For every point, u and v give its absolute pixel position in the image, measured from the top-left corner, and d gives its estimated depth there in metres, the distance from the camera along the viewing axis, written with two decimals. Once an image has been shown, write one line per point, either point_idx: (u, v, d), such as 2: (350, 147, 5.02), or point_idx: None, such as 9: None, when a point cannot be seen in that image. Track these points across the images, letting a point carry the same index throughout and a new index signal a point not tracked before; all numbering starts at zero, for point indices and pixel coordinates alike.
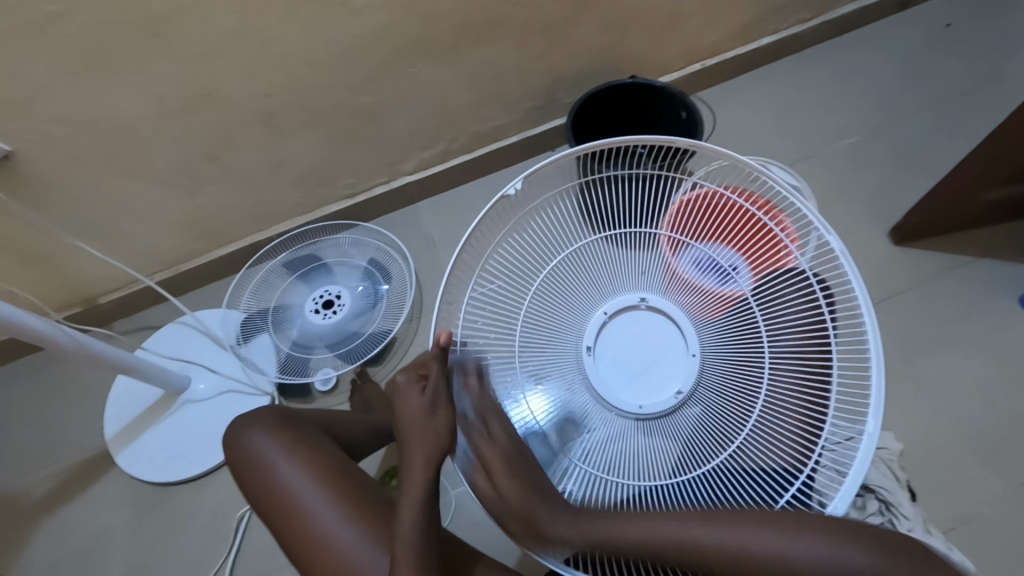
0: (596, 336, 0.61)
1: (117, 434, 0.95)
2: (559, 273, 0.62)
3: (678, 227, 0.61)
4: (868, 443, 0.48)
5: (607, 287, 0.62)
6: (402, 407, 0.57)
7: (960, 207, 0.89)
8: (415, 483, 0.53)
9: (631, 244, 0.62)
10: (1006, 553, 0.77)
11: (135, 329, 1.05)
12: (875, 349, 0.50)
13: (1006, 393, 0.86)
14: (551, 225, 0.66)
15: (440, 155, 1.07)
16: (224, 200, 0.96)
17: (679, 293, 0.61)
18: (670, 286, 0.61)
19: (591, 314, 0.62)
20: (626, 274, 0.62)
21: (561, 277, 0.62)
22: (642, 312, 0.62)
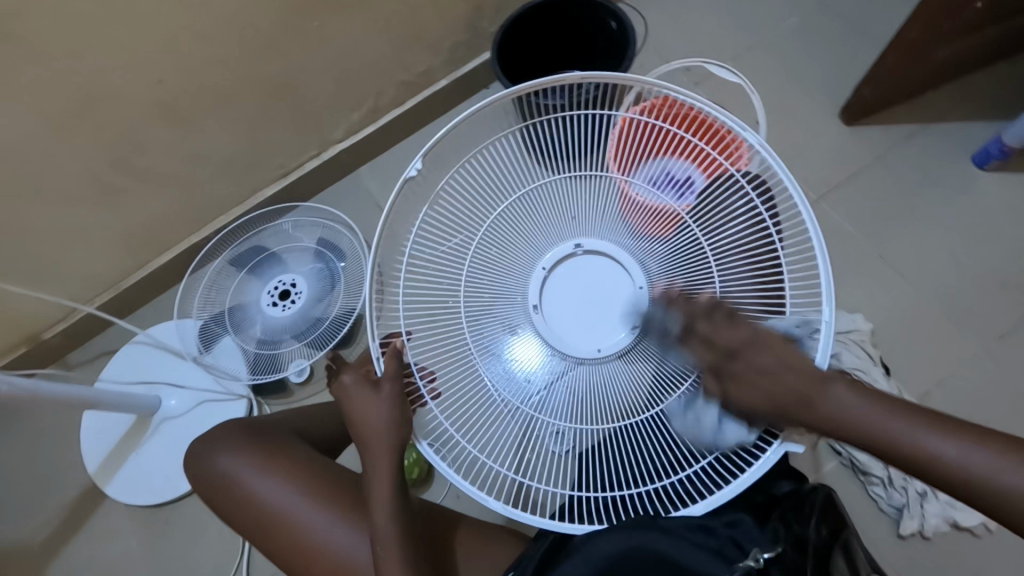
0: (541, 293, 0.60)
1: (100, 468, 0.92)
2: (495, 233, 0.60)
3: (616, 158, 0.59)
4: (829, 330, 0.48)
5: (543, 242, 0.60)
6: (351, 404, 0.52)
7: (910, 73, 0.86)
8: (383, 475, 0.51)
9: (564, 190, 0.60)
10: (978, 403, 0.81)
11: (90, 358, 1.00)
12: (817, 239, 0.50)
13: (967, 254, 0.88)
14: (476, 183, 0.63)
15: (369, 114, 1.00)
16: (145, 207, 0.89)
17: (613, 235, 0.60)
18: (604, 229, 0.60)
19: (532, 273, 0.60)
20: (561, 224, 0.60)
21: (497, 236, 0.60)
22: (581, 259, 0.60)
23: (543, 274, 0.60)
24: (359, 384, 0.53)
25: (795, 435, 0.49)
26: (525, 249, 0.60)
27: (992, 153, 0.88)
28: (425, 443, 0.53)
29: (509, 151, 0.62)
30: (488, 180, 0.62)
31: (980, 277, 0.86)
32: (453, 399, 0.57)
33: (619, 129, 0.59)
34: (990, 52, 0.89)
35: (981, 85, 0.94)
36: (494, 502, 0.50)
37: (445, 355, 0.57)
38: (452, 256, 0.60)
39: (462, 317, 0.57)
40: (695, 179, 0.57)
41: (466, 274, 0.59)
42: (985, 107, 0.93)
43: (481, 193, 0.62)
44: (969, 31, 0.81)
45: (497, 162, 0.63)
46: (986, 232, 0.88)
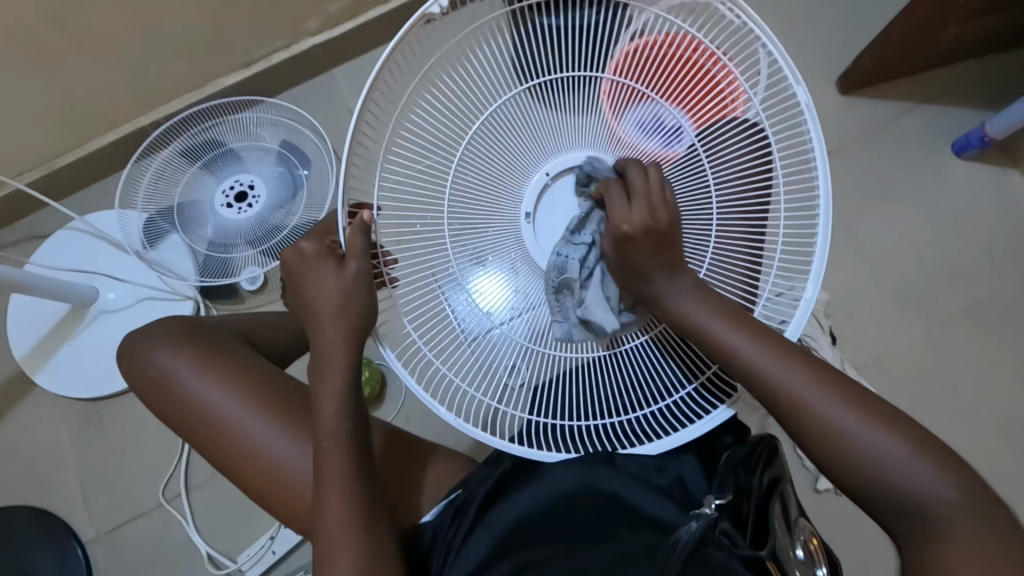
0: (537, 202, 0.57)
1: (29, 354, 0.87)
2: (492, 137, 0.55)
3: (630, 73, 0.53)
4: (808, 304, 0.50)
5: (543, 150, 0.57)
6: (312, 282, 0.50)
7: (913, 47, 0.84)
8: (337, 368, 0.49)
9: (573, 98, 0.55)
10: (908, 380, 0.86)
11: (19, 239, 0.92)
12: (825, 201, 0.49)
13: (928, 239, 0.90)
14: (478, 70, 0.55)
15: (349, 8, 0.91)
16: (86, 77, 0.79)
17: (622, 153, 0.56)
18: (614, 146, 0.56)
19: (529, 176, 0.57)
20: (564, 134, 0.56)
21: (491, 140, 0.55)
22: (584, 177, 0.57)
23: (545, 180, 0.57)
24: (325, 258, 0.50)
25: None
26: (522, 162, 0.57)
27: (972, 143, 0.89)
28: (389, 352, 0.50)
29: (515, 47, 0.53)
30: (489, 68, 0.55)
31: (934, 263, 0.89)
32: (416, 304, 0.55)
33: (631, 47, 0.52)
34: (993, 39, 0.88)
35: (976, 73, 0.93)
36: (444, 411, 0.50)
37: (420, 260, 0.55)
38: (438, 152, 0.56)
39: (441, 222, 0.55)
40: (694, 121, 0.53)
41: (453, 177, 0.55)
42: (975, 96, 0.93)
43: (484, 83, 0.55)
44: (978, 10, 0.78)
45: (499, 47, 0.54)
46: (949, 221, 0.91)
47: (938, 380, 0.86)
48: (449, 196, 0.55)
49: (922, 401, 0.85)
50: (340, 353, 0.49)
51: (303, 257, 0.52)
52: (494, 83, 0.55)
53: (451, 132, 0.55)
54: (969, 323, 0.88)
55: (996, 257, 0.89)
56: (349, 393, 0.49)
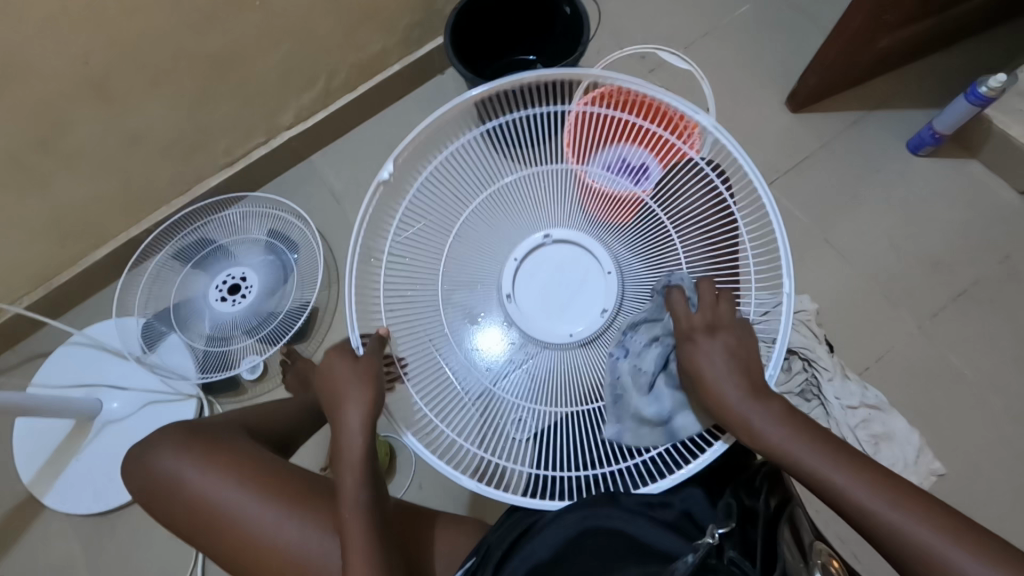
0: (514, 283, 0.61)
1: (36, 475, 0.87)
2: (470, 218, 0.61)
3: (586, 137, 0.59)
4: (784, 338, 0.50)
5: (521, 224, 0.62)
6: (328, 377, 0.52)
7: (851, 60, 0.89)
8: (353, 445, 0.49)
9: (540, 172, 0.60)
10: (912, 377, 0.86)
11: (21, 360, 0.94)
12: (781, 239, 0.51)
13: (903, 235, 0.92)
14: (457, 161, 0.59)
15: (320, 99, 0.96)
16: (75, 197, 0.83)
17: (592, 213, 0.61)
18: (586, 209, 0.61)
19: (505, 262, 0.61)
20: (538, 206, 0.61)
21: (472, 219, 0.61)
22: (553, 248, 0.62)
23: (517, 265, 0.61)
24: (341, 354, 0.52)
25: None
26: (503, 232, 0.62)
27: (925, 141, 0.93)
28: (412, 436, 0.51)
29: (479, 140, 0.59)
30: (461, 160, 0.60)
31: (914, 258, 0.91)
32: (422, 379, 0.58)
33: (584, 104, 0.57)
34: (925, 42, 0.93)
35: (916, 74, 0.98)
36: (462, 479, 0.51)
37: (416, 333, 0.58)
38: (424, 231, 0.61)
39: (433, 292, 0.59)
40: (657, 159, 0.58)
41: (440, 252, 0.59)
42: (920, 95, 0.98)
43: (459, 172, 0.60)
44: (904, 20, 0.83)
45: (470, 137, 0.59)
46: (919, 216, 0.93)
47: (940, 371, 0.86)
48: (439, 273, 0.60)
49: (930, 395, 0.85)
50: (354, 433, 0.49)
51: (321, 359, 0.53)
52: (473, 166, 0.60)
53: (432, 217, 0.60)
54: (960, 311, 0.89)
55: (972, 244, 0.91)
56: (368, 472, 0.49)
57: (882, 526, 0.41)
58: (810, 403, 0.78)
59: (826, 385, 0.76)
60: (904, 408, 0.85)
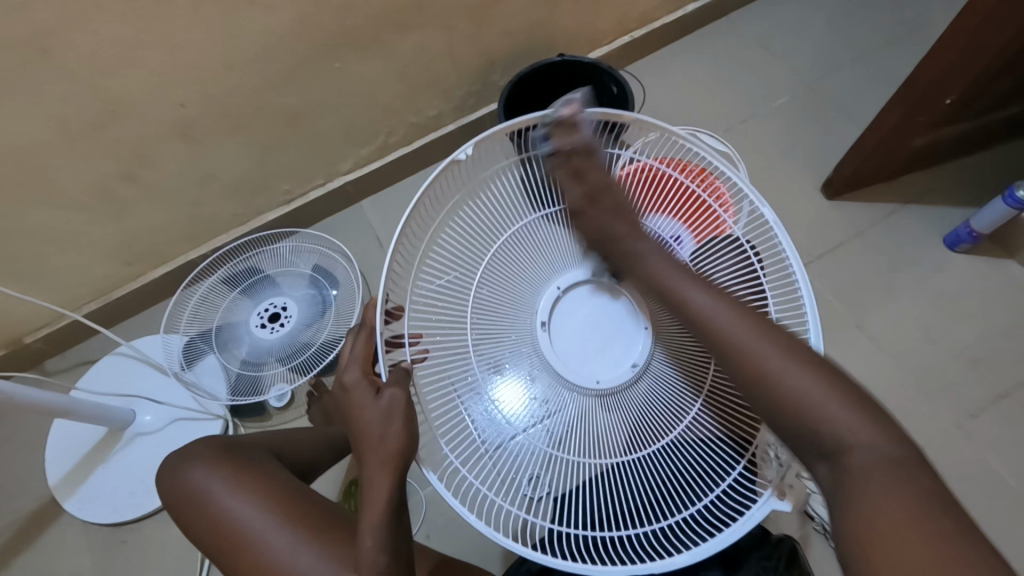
0: (550, 312, 0.63)
1: (62, 479, 0.89)
2: (506, 255, 0.63)
3: (625, 195, 0.62)
4: None
5: (556, 265, 0.64)
6: (354, 415, 0.51)
7: (888, 155, 0.92)
8: (379, 494, 0.48)
9: (575, 219, 0.63)
10: (948, 478, 0.82)
11: (69, 367, 0.99)
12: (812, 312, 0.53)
13: (939, 329, 0.91)
14: (496, 201, 0.65)
15: (378, 151, 1.04)
16: (148, 221, 0.90)
17: None
18: None
19: (544, 292, 0.63)
20: (576, 251, 0.64)
21: (506, 258, 0.63)
22: (592, 291, 0.64)
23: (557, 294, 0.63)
24: (364, 388, 0.51)
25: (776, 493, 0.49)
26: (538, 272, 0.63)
27: (962, 238, 0.93)
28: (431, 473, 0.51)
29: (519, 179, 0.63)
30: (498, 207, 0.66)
31: (950, 354, 0.89)
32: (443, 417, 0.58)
33: (622, 173, 0.63)
34: (963, 144, 0.95)
35: (954, 173, 1.00)
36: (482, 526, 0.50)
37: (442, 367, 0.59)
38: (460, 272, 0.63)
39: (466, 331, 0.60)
40: (691, 232, 0.61)
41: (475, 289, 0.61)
42: (957, 194, 0.99)
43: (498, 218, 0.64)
44: (941, 123, 0.86)
45: (512, 184, 0.64)
46: (956, 311, 0.92)
47: (980, 476, 0.82)
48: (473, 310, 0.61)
49: (968, 501, 0.81)
50: (382, 479, 0.48)
51: (345, 390, 0.53)
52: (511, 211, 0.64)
53: (469, 261, 0.63)
54: (1000, 414, 0.86)
55: (1013, 346, 0.89)
56: (389, 522, 0.48)
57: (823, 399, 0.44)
58: None
59: None
60: None
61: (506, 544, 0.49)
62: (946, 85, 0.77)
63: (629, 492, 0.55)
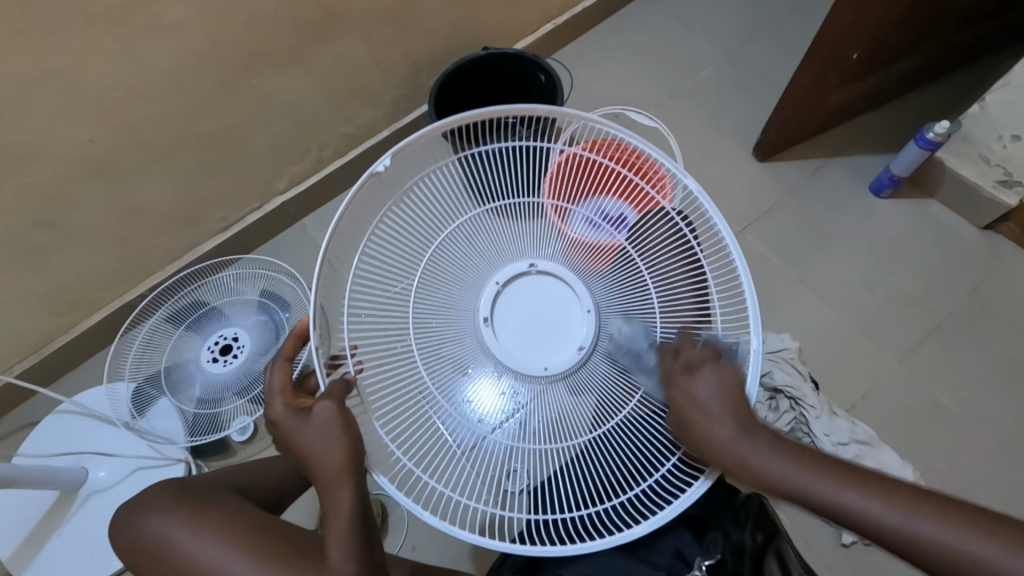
0: (493, 305, 0.62)
1: (15, 552, 0.84)
2: (446, 254, 0.62)
3: (563, 180, 0.64)
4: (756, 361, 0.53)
5: (497, 260, 0.64)
6: (294, 442, 0.50)
7: (809, 115, 0.96)
8: (342, 511, 0.47)
9: (514, 211, 0.64)
10: (898, 412, 0.87)
11: (9, 432, 0.93)
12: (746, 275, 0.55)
13: (874, 274, 0.96)
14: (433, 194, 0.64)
15: (312, 166, 1.01)
16: (74, 268, 0.85)
17: (572, 252, 0.63)
18: (559, 250, 0.63)
19: (485, 287, 0.63)
20: (516, 243, 0.64)
21: (446, 256, 0.62)
22: (536, 278, 0.63)
23: (499, 288, 0.63)
24: (293, 416, 0.50)
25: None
26: (479, 267, 0.63)
27: (885, 185, 0.98)
28: (380, 476, 0.51)
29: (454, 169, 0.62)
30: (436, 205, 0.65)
31: (887, 296, 0.94)
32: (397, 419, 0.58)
33: (563, 157, 0.63)
34: (874, 96, 1.01)
35: (870, 125, 1.06)
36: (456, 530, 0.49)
37: (391, 373, 0.58)
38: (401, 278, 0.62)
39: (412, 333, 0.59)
40: (633, 210, 0.63)
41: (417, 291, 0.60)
42: (875, 144, 1.05)
43: (437, 218, 0.63)
44: (853, 77, 0.90)
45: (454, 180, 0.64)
46: (888, 255, 0.97)
47: (926, 405, 0.87)
48: (416, 313, 0.60)
49: (920, 431, 0.86)
50: (343, 494, 0.48)
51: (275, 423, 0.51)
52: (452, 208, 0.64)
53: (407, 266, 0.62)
54: (937, 346, 0.91)
55: (941, 281, 0.95)
56: (356, 536, 0.47)
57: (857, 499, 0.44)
58: (800, 441, 0.80)
59: (815, 421, 0.79)
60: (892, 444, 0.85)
61: (469, 539, 0.48)
62: (851, 41, 0.80)
63: (591, 471, 0.56)
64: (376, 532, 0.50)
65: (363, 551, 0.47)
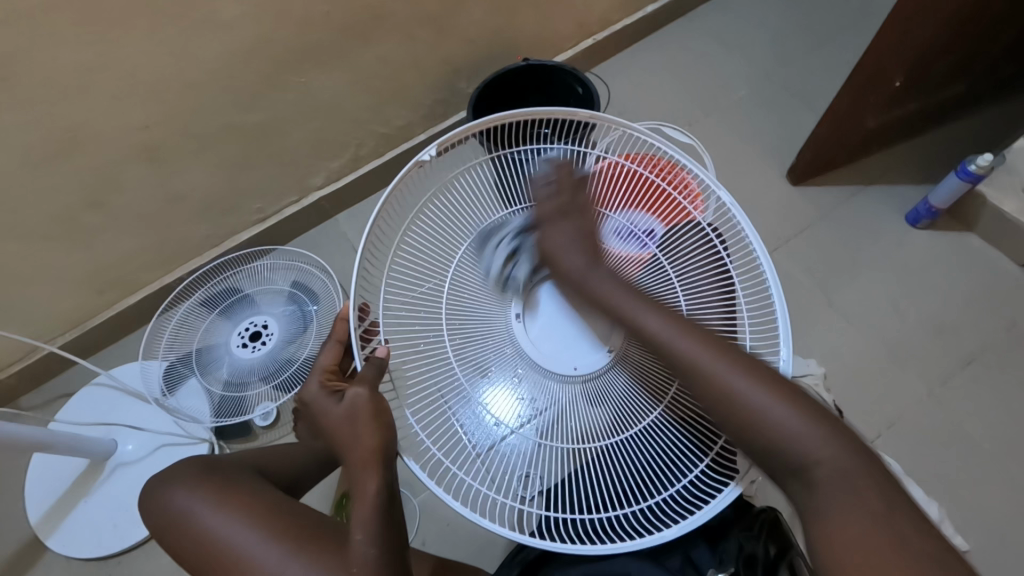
0: (523, 304, 0.63)
1: (44, 516, 0.87)
2: (479, 250, 0.64)
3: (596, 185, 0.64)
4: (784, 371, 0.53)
5: None
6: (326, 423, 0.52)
7: (845, 139, 0.95)
8: (366, 497, 0.49)
9: None
10: (925, 447, 0.84)
11: (46, 401, 0.97)
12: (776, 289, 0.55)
13: (907, 303, 0.94)
14: (469, 191, 0.67)
15: (348, 163, 1.04)
16: (119, 247, 0.89)
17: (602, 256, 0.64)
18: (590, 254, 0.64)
19: (516, 286, 0.63)
20: None
21: (479, 253, 0.63)
22: None
23: (529, 287, 0.63)
24: (325, 396, 0.52)
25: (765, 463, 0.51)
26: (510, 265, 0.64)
27: (921, 214, 0.97)
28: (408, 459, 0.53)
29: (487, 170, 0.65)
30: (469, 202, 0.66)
31: (919, 326, 0.92)
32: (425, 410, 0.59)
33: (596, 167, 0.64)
34: (913, 124, 0.99)
35: (909, 152, 1.04)
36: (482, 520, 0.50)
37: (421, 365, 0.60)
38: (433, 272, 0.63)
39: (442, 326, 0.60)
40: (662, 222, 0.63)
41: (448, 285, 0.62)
42: (913, 172, 1.03)
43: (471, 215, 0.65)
44: (890, 104, 0.90)
45: (486, 184, 0.66)
46: (922, 285, 0.95)
47: (955, 440, 0.85)
48: (447, 306, 0.61)
49: (948, 468, 0.83)
50: (370, 483, 0.49)
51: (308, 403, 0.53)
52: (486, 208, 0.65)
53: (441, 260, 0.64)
54: (970, 381, 0.88)
55: (977, 314, 0.93)
56: (379, 523, 0.48)
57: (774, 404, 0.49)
58: None
59: None
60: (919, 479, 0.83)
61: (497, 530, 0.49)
62: (891, 67, 0.80)
63: (611, 474, 0.56)
64: (398, 518, 0.51)
65: (384, 538, 0.48)
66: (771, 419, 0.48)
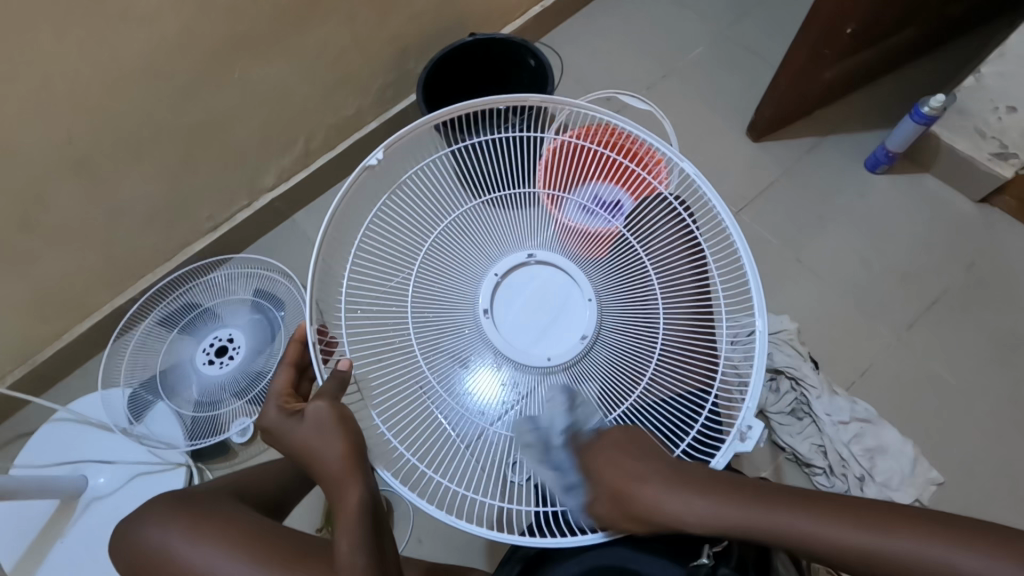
0: (491, 297, 0.60)
1: (18, 562, 0.83)
2: (443, 244, 0.61)
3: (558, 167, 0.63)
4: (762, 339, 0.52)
5: (494, 251, 0.62)
6: (296, 440, 0.49)
7: (801, 91, 0.94)
8: (350, 508, 0.47)
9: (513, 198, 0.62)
10: (897, 388, 0.87)
11: (4, 441, 0.91)
12: (747, 258, 0.54)
13: (871, 249, 0.96)
14: (429, 187, 0.65)
15: (299, 160, 0.99)
16: (60, 274, 0.84)
17: (570, 240, 0.62)
18: (556, 241, 0.62)
19: (483, 280, 0.61)
20: (514, 233, 0.62)
21: (442, 248, 0.61)
22: (533, 269, 0.62)
23: (496, 280, 0.61)
24: (286, 417, 0.50)
25: (739, 437, 0.51)
26: (475, 257, 0.62)
27: (880, 160, 0.98)
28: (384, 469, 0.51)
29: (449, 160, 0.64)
30: (432, 198, 0.65)
31: (883, 271, 0.94)
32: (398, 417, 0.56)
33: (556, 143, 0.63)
34: (866, 71, 1.00)
35: (863, 99, 1.05)
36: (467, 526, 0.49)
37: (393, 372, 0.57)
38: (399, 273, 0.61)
39: (409, 326, 0.58)
40: (629, 195, 0.62)
41: (413, 284, 0.59)
42: (869, 119, 1.04)
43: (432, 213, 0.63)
44: (842, 52, 0.89)
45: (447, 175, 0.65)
46: (884, 230, 0.97)
47: (925, 378, 0.88)
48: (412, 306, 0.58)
49: (919, 406, 0.86)
50: (352, 493, 0.47)
51: (269, 428, 0.50)
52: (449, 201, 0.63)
53: (405, 257, 0.62)
54: (934, 320, 0.91)
55: (936, 254, 0.95)
56: (366, 530, 0.47)
57: (849, 536, 0.42)
58: (802, 422, 0.81)
59: (816, 401, 0.80)
60: (892, 420, 0.86)
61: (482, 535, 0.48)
62: (843, 14, 0.79)
63: None
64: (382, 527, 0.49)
65: (372, 545, 0.47)
66: (821, 540, 0.43)
